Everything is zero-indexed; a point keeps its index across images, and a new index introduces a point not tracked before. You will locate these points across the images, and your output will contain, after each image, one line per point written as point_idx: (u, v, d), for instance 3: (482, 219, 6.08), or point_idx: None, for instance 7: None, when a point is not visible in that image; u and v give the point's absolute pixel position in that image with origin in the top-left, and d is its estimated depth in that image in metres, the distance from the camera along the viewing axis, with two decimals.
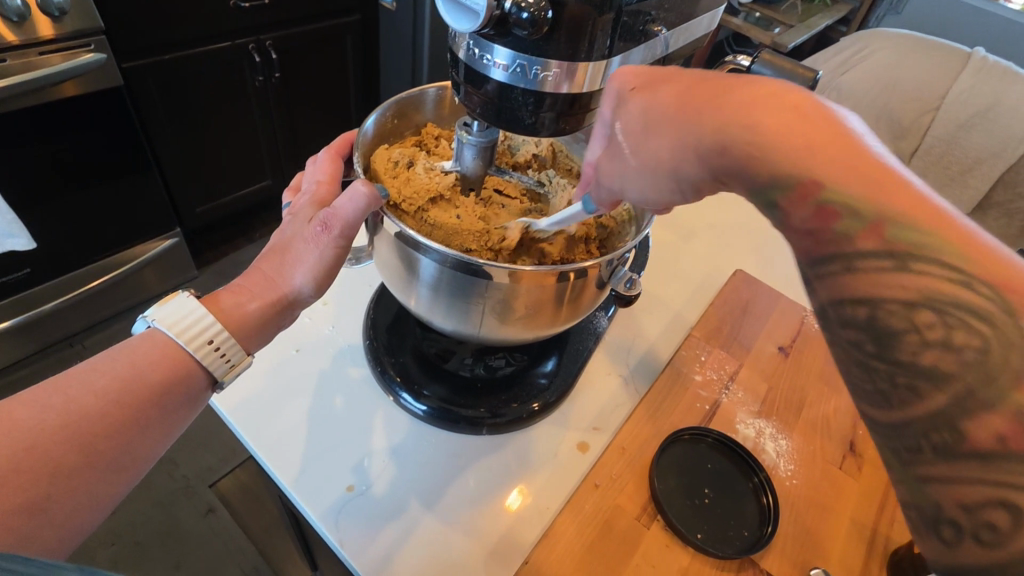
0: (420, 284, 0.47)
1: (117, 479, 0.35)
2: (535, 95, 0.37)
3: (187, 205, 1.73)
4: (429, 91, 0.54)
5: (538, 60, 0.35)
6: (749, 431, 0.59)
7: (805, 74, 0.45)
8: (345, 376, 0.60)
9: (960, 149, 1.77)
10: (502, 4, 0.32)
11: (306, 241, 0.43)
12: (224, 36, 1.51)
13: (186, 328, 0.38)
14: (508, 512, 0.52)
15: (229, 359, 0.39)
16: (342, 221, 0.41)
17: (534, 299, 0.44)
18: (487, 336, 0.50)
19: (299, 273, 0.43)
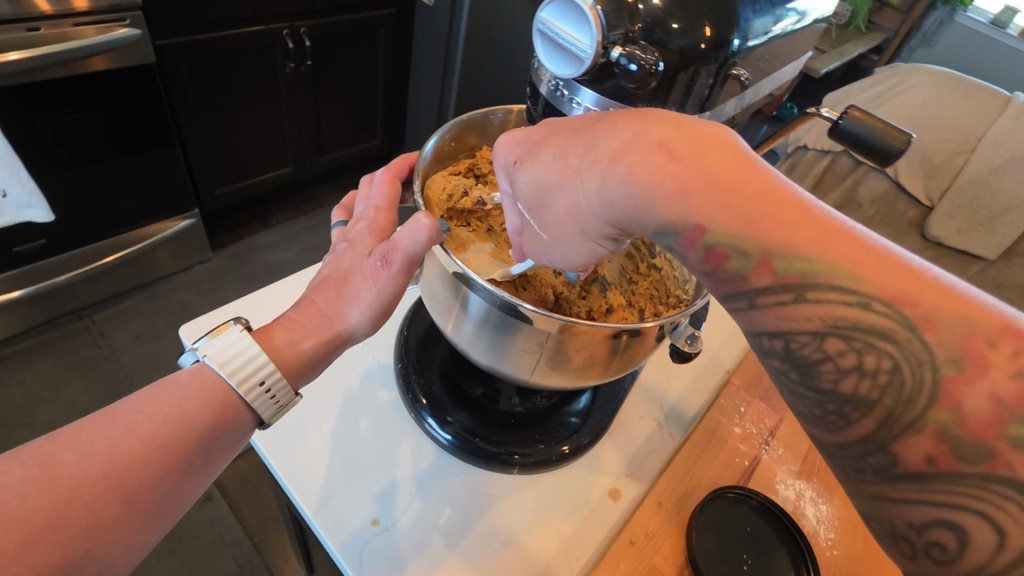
0: (467, 319, 0.44)
1: (154, 527, 0.33)
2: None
3: (207, 186, 1.71)
4: (496, 114, 0.51)
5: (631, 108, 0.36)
6: (789, 492, 0.56)
7: (896, 138, 0.42)
8: (373, 399, 0.58)
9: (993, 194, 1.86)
10: (609, 53, 0.32)
11: (364, 276, 0.40)
12: (260, 21, 1.50)
13: (238, 367, 0.36)
14: (523, 552, 0.50)
15: (277, 400, 0.37)
16: (403, 256, 0.39)
17: (586, 352, 0.42)
18: (533, 381, 0.47)
19: (354, 308, 0.40)
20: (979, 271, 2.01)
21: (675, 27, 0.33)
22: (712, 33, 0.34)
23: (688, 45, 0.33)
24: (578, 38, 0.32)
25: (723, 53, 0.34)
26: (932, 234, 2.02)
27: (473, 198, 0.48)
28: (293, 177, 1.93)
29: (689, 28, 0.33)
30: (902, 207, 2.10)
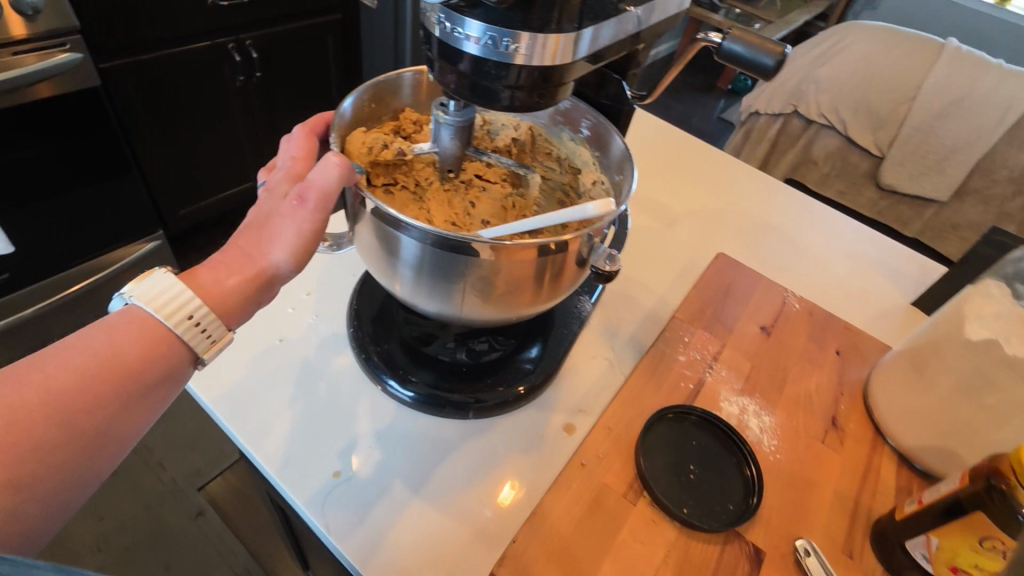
0: (399, 264, 0.46)
1: (97, 455, 0.36)
2: (503, 67, 0.37)
3: (171, 207, 1.71)
4: (405, 75, 0.53)
5: (509, 32, 0.35)
6: (733, 408, 0.59)
7: (771, 49, 0.45)
8: (330, 364, 0.60)
9: (937, 137, 1.96)
10: None
11: (283, 216, 0.42)
12: (205, 36, 1.51)
13: (164, 303, 0.38)
14: (485, 487, 0.53)
15: (209, 335, 0.39)
16: (317, 191, 0.41)
17: (514, 276, 0.44)
18: (469, 318, 0.49)
19: (277, 247, 0.42)
20: (933, 214, 2.11)
21: None
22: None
23: None
24: None
25: None
26: (887, 183, 2.12)
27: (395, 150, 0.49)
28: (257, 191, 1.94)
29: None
30: (855, 160, 2.19)
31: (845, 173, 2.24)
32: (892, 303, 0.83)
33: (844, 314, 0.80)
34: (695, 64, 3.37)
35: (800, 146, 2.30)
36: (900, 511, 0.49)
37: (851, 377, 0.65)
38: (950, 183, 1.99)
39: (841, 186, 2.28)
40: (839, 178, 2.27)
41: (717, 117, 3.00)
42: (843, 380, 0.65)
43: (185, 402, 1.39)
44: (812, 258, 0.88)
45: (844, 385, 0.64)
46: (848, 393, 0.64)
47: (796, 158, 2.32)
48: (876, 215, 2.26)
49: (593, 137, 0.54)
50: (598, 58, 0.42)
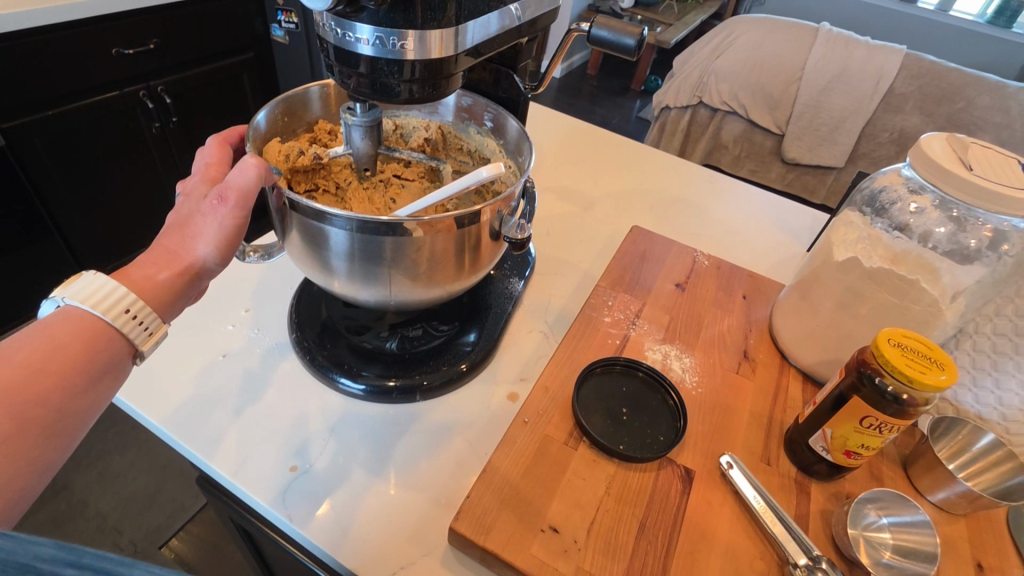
0: (329, 256, 0.50)
1: (51, 444, 0.39)
2: (397, 63, 0.42)
3: (95, 264, 1.66)
4: (313, 89, 0.57)
5: (394, 32, 0.40)
6: (656, 355, 0.66)
7: (631, 31, 0.53)
8: (276, 371, 0.62)
9: (825, 110, 2.17)
10: None
11: (204, 214, 0.48)
12: (113, 86, 1.49)
13: (100, 300, 0.42)
14: (439, 458, 0.57)
15: (146, 326, 0.44)
16: (236, 190, 0.46)
17: (435, 251, 0.48)
18: (400, 298, 0.53)
19: (202, 243, 0.48)
20: (834, 179, 2.32)
21: None
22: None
23: None
24: None
25: None
26: (791, 158, 2.32)
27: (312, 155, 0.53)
28: None
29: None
30: (760, 140, 2.37)
31: (753, 153, 2.43)
32: (790, 251, 0.93)
33: (749, 266, 0.89)
34: (608, 71, 3.56)
35: (710, 133, 2.48)
36: (802, 416, 0.56)
37: (758, 315, 0.73)
38: (843, 150, 2.20)
39: (751, 165, 2.47)
40: (749, 158, 2.46)
41: (636, 117, 3.17)
42: (750, 318, 0.73)
43: (135, 460, 1.34)
44: (717, 223, 0.97)
45: (753, 322, 0.72)
46: (757, 329, 0.71)
47: (708, 145, 2.51)
48: (787, 187, 2.45)
49: (495, 127, 0.59)
50: (481, 49, 0.47)
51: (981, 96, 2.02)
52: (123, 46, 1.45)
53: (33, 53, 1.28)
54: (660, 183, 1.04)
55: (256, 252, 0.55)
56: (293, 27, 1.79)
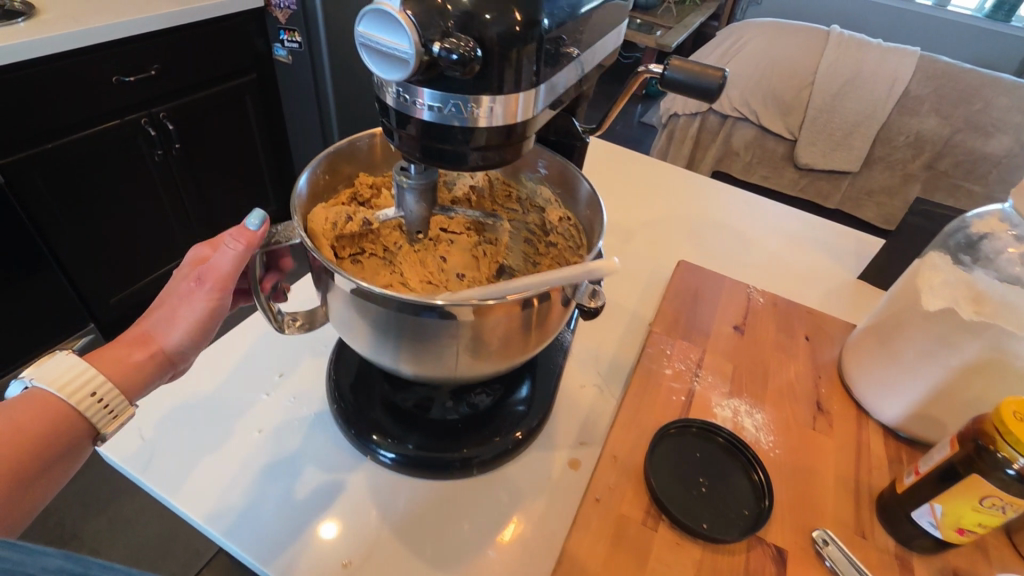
0: (383, 335, 0.45)
1: (12, 522, 0.41)
2: (468, 129, 0.37)
3: (98, 297, 1.60)
4: (357, 141, 0.52)
5: (471, 98, 0.36)
6: (726, 412, 0.61)
7: (714, 73, 0.49)
8: (318, 447, 0.57)
9: (839, 115, 2.14)
10: (430, 50, 0.33)
11: (184, 299, 0.53)
12: (113, 115, 1.44)
13: (69, 383, 0.45)
14: (504, 543, 0.51)
15: (111, 410, 0.46)
16: (215, 277, 0.52)
17: (502, 329, 0.44)
18: (461, 374, 0.48)
19: (177, 329, 0.52)
20: (849, 185, 2.28)
21: (488, 16, 0.33)
22: (524, 15, 0.34)
23: (502, 30, 0.34)
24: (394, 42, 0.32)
25: (539, 31, 0.35)
26: (803, 163, 2.26)
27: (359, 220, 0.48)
28: None
29: (499, 15, 0.34)
30: (771, 146, 2.33)
31: (765, 159, 2.38)
32: (838, 279, 0.88)
33: (799, 298, 0.84)
34: (610, 76, 3.51)
35: (721, 139, 2.42)
36: (899, 484, 0.52)
37: (825, 358, 0.69)
38: (857, 155, 2.17)
39: (763, 171, 2.41)
40: (761, 165, 2.40)
41: (639, 122, 3.12)
42: (817, 363, 0.68)
43: (146, 507, 1.29)
44: (761, 249, 0.92)
45: (820, 368, 0.68)
46: (826, 375, 0.67)
47: (719, 152, 2.45)
48: (800, 193, 2.40)
49: (551, 174, 0.56)
50: (552, 107, 0.43)
51: (999, 97, 1.99)
52: (124, 74, 1.40)
53: (31, 85, 1.23)
54: (696, 208, 0.99)
55: (301, 320, 0.51)
56: (297, 47, 1.73)
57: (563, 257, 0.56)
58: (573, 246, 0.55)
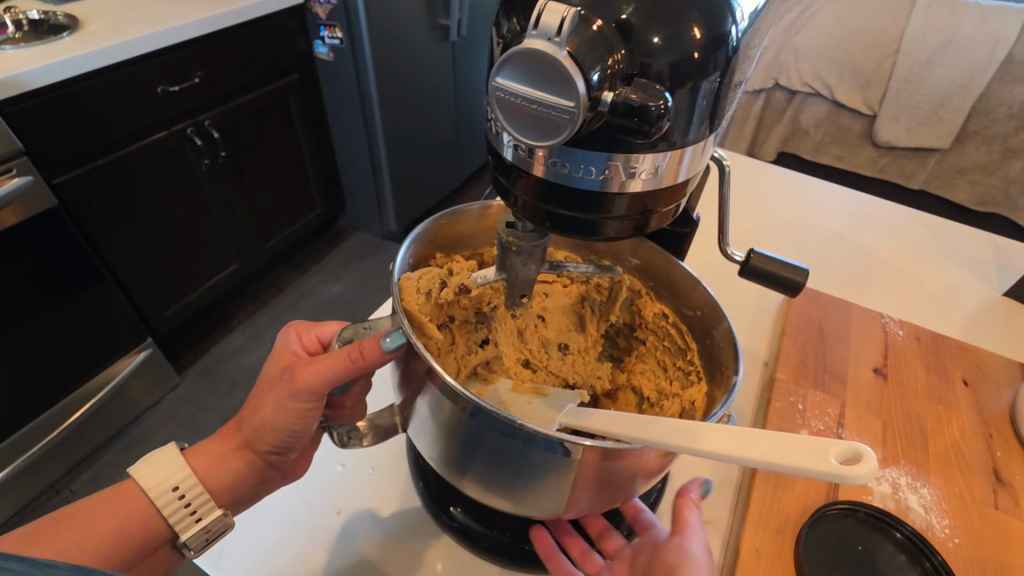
0: (469, 447, 0.40)
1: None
2: (605, 195, 0.30)
3: (155, 310, 1.59)
4: (471, 208, 0.51)
5: (633, 156, 0.28)
6: (884, 487, 0.50)
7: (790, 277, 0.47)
8: (407, 532, 0.54)
9: (929, 87, 1.92)
10: (598, 101, 0.25)
11: (275, 399, 0.49)
12: (159, 126, 1.40)
13: (159, 486, 0.48)
14: None
15: (196, 515, 0.49)
16: (305, 384, 0.48)
17: (621, 472, 0.38)
18: (550, 502, 0.41)
19: (262, 430, 0.51)
20: (937, 162, 2.08)
21: (659, 42, 0.25)
22: (703, 31, 0.26)
23: (678, 60, 0.26)
24: (551, 99, 0.24)
25: (723, 55, 0.27)
26: (884, 140, 2.07)
27: (453, 287, 0.48)
28: (243, 272, 1.84)
29: (671, 40, 0.26)
30: (847, 123, 2.13)
31: (839, 138, 2.18)
32: (982, 297, 0.78)
33: (934, 326, 0.74)
34: None
35: (789, 118, 2.23)
36: None
37: (993, 407, 0.58)
38: (948, 129, 1.96)
39: (837, 151, 2.22)
40: (834, 144, 2.21)
41: None
42: (985, 415, 0.57)
43: None
44: (887, 265, 0.83)
45: (990, 422, 0.56)
46: (998, 432, 0.55)
47: (786, 132, 2.25)
48: (878, 173, 2.20)
49: (642, 266, 0.53)
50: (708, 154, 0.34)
51: None
52: (169, 83, 1.36)
53: (79, 101, 1.19)
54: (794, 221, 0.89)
55: (368, 434, 0.50)
56: (337, 43, 1.67)
57: (650, 352, 0.53)
58: (669, 345, 0.51)
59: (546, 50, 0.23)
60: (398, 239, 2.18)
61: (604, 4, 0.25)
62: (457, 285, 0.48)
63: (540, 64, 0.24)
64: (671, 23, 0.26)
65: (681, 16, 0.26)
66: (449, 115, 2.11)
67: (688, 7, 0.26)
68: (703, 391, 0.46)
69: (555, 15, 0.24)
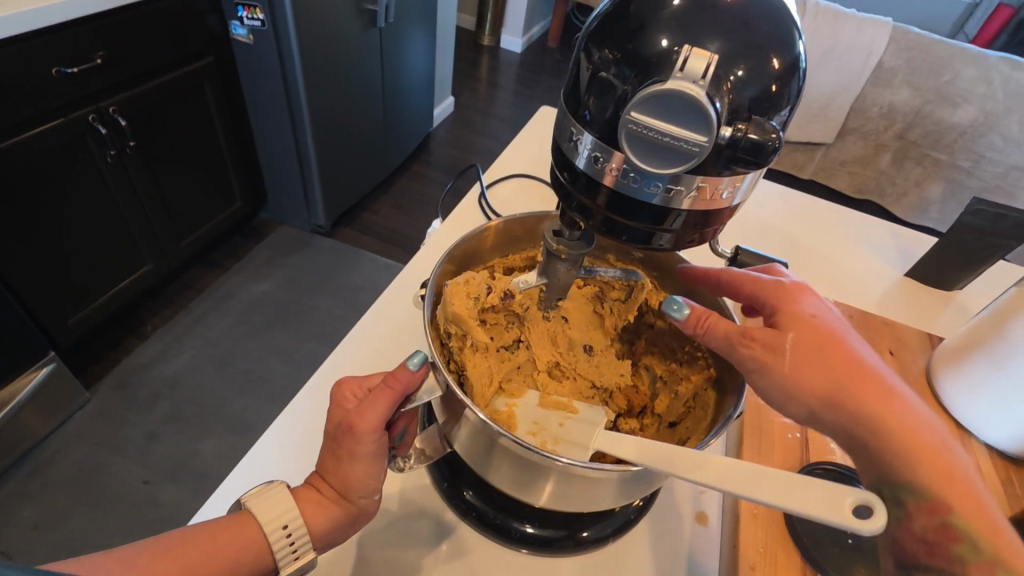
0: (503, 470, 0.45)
1: None
2: (664, 208, 0.33)
3: (56, 320, 1.41)
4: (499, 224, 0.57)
5: (727, 178, 0.32)
6: (844, 448, 0.59)
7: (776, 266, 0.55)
8: (426, 535, 0.55)
9: (817, 88, 2.16)
10: (723, 135, 0.30)
11: (343, 454, 0.46)
12: (56, 113, 1.24)
13: (272, 519, 0.44)
14: None
15: (297, 553, 0.44)
16: (367, 431, 0.45)
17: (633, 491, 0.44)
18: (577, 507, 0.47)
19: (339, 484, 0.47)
20: (823, 155, 2.35)
21: (743, 74, 0.29)
22: (780, 64, 0.31)
23: (757, 93, 0.30)
24: (687, 133, 0.29)
25: (792, 89, 0.32)
26: None
27: (499, 292, 0.52)
28: (157, 273, 1.68)
29: (755, 74, 0.30)
30: None
31: None
32: (890, 277, 0.92)
33: (856, 304, 0.87)
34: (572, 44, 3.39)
35: None
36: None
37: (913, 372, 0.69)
38: (831, 126, 2.23)
39: None
40: None
41: None
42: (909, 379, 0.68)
43: None
44: (816, 252, 0.94)
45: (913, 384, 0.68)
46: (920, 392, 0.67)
47: None
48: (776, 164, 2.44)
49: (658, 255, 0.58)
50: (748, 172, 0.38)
51: (968, 68, 2.01)
52: (65, 64, 1.20)
53: None
54: (735, 214, 0.99)
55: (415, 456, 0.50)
56: (258, 25, 1.55)
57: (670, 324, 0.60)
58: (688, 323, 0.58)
59: (692, 93, 0.28)
60: (327, 233, 2.08)
61: (698, 40, 0.29)
62: (502, 290, 0.52)
63: (685, 103, 0.28)
64: (757, 57, 0.30)
65: (757, 49, 0.30)
66: (377, 104, 2.04)
67: (768, 43, 0.30)
68: (711, 378, 0.54)
69: (700, 60, 0.28)
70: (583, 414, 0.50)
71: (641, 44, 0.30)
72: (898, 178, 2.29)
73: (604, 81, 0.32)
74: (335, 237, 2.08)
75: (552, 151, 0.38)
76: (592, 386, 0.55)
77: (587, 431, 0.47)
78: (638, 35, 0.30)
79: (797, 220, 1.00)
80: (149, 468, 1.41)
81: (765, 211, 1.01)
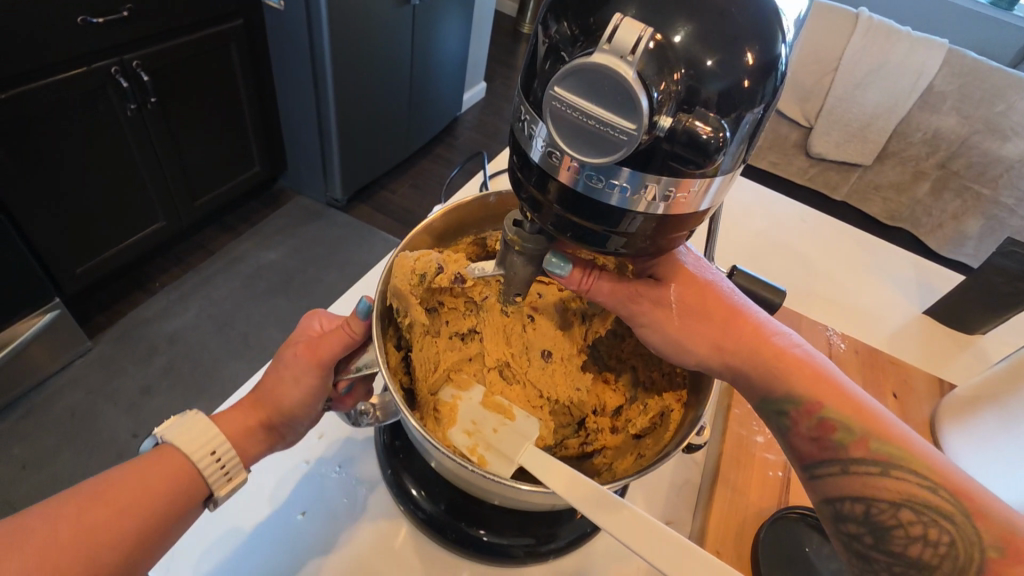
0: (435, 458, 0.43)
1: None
2: (624, 212, 0.31)
3: (64, 267, 1.43)
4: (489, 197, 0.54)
5: (676, 180, 0.30)
6: None
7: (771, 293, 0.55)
8: (376, 530, 0.54)
9: (860, 106, 2.06)
10: (661, 125, 0.28)
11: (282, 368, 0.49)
12: (79, 61, 1.25)
13: (194, 442, 0.43)
14: None
15: (227, 471, 0.44)
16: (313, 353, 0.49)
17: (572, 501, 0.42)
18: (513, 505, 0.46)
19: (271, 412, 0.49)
20: (858, 177, 2.27)
21: (709, 65, 0.28)
22: (754, 58, 0.29)
23: (723, 88, 0.28)
24: (618, 121, 0.27)
25: (767, 89, 0.30)
26: (816, 152, 2.21)
27: (450, 275, 0.49)
28: (169, 230, 1.69)
29: (725, 67, 0.28)
30: (785, 132, 2.25)
31: (776, 145, 2.31)
32: (904, 311, 0.87)
33: (864, 337, 0.82)
34: None
35: None
36: None
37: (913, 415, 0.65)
38: (869, 147, 2.13)
39: (773, 158, 2.35)
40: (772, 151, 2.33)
41: None
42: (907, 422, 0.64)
43: None
44: (826, 276, 0.90)
45: None
46: None
47: None
48: (807, 182, 2.36)
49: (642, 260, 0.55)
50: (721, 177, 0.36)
51: None
52: (91, 14, 1.20)
53: None
54: (747, 229, 0.95)
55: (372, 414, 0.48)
56: None
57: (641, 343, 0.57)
58: None
59: (628, 78, 0.26)
60: (342, 207, 2.08)
61: (665, 24, 0.27)
62: (453, 274, 0.50)
63: (614, 85, 0.26)
64: (727, 49, 0.28)
65: (729, 40, 0.28)
66: (403, 82, 2.01)
67: (743, 35, 0.28)
68: (680, 401, 0.51)
69: (632, 31, 0.26)
70: (518, 423, 0.49)
71: (600, 19, 0.28)
72: (934, 208, 2.20)
73: (560, 59, 0.29)
74: (349, 212, 2.07)
75: (509, 137, 0.35)
76: (543, 398, 0.55)
77: (518, 435, 0.47)
78: (600, 7, 0.28)
79: (813, 242, 0.96)
80: (139, 421, 1.42)
81: (780, 228, 0.96)
